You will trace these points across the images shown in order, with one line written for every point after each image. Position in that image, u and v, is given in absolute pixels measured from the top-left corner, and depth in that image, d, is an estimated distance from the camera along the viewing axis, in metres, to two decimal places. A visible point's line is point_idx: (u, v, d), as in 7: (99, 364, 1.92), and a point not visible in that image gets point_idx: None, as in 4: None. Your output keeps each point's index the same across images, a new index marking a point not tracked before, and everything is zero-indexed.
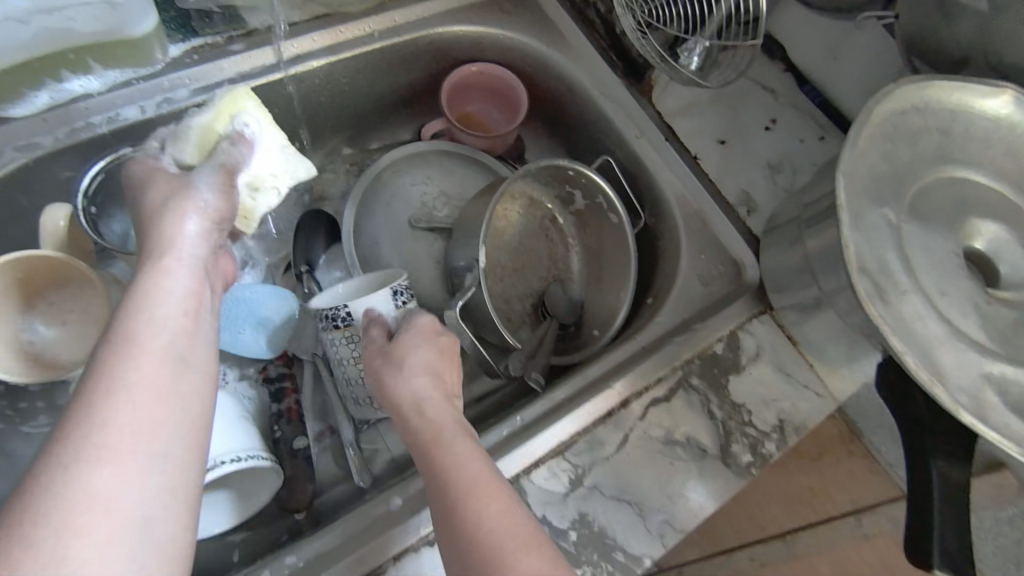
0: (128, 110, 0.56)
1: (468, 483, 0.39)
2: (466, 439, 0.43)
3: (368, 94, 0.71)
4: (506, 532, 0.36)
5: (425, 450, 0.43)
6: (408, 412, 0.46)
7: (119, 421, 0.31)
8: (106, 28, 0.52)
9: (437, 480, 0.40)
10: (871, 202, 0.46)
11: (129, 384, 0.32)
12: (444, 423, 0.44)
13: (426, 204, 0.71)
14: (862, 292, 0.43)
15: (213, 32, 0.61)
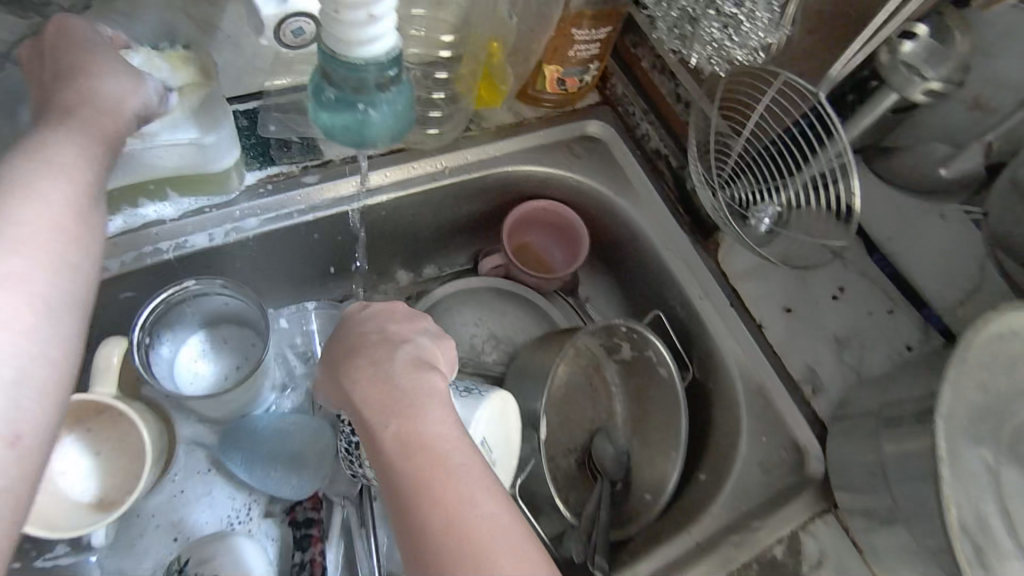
0: (197, 237, 0.57)
1: (431, 479, 0.38)
2: (439, 404, 0.42)
3: (430, 223, 0.70)
4: (480, 534, 0.37)
5: (392, 437, 0.40)
6: (369, 380, 0.44)
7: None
8: (186, 163, 0.53)
9: (407, 476, 0.38)
10: (968, 442, 0.43)
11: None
12: (410, 393, 0.42)
13: (477, 343, 0.70)
14: (961, 558, 0.39)
15: (291, 162, 0.61)
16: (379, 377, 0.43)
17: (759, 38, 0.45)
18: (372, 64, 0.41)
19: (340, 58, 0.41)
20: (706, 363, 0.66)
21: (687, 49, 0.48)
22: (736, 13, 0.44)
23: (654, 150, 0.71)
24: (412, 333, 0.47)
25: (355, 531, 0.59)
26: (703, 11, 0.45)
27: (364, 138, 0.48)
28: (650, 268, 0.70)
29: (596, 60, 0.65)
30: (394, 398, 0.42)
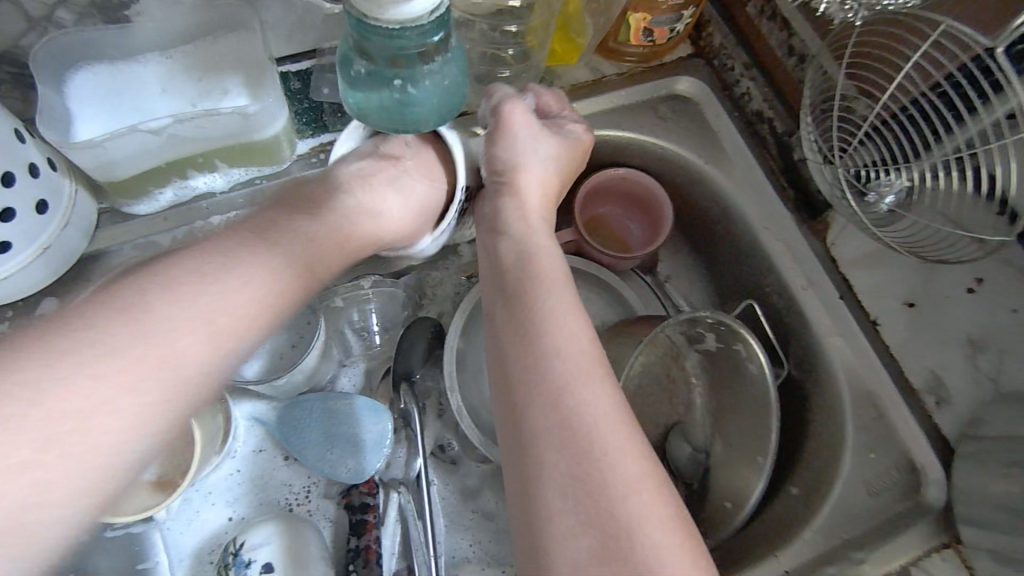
0: (247, 211, 0.53)
1: (608, 465, 0.33)
2: (601, 387, 0.36)
3: None
4: (649, 516, 0.32)
5: (542, 394, 0.35)
6: (533, 338, 0.37)
7: (56, 394, 0.32)
8: (236, 132, 0.49)
9: (556, 438, 0.34)
10: None
11: (101, 359, 0.33)
12: (573, 369, 0.36)
13: None
14: None
15: (345, 128, 0.55)
16: (545, 334, 0.37)
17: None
18: (409, 30, 0.37)
19: (374, 24, 0.36)
20: (805, 363, 0.58)
21: None
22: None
23: (756, 111, 0.61)
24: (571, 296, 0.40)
25: (409, 527, 0.56)
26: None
27: (407, 108, 0.44)
28: (743, 249, 0.62)
29: (692, 6, 0.56)
30: (539, 349, 0.36)
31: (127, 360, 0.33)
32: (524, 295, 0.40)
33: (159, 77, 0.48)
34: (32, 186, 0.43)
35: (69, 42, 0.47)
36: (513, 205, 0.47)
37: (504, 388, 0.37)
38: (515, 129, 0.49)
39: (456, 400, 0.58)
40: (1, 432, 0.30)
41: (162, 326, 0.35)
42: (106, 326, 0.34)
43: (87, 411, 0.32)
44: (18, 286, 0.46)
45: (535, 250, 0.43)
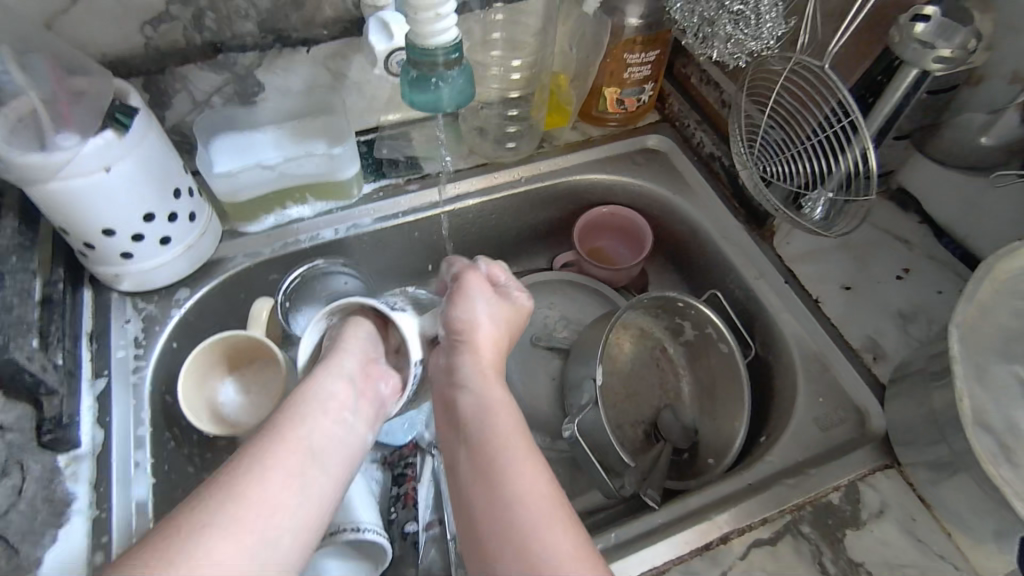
0: (327, 231, 0.72)
1: (537, 531, 0.39)
2: (527, 466, 0.42)
3: (512, 227, 0.82)
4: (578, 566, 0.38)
5: (481, 483, 0.41)
6: (499, 505, 0.40)
7: (252, 515, 0.38)
8: (322, 172, 0.70)
9: (492, 526, 0.40)
10: (1000, 358, 0.49)
11: (246, 482, 0.39)
12: (501, 455, 0.42)
13: (549, 325, 0.78)
14: (983, 450, 0.46)
15: (399, 175, 0.76)
16: (508, 486, 0.41)
17: (768, 28, 0.58)
18: (438, 49, 0.55)
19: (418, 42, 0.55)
20: (767, 340, 0.69)
21: (709, 47, 0.61)
22: (743, 10, 0.57)
23: (709, 153, 0.79)
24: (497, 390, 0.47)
25: (441, 488, 0.66)
26: (717, 14, 0.58)
27: (437, 104, 0.59)
28: (710, 256, 0.76)
29: (650, 81, 0.77)
30: (482, 442, 0.43)
31: (256, 481, 0.39)
32: (479, 417, 0.45)
33: (272, 139, 0.68)
34: (189, 202, 0.62)
35: (218, 116, 0.69)
36: (470, 360, 0.49)
37: (480, 535, 0.40)
38: (468, 302, 0.52)
39: None
40: (220, 524, 0.37)
41: (301, 441, 0.42)
42: (269, 448, 0.41)
43: (277, 508, 0.39)
44: (170, 274, 0.64)
45: (490, 401, 0.46)
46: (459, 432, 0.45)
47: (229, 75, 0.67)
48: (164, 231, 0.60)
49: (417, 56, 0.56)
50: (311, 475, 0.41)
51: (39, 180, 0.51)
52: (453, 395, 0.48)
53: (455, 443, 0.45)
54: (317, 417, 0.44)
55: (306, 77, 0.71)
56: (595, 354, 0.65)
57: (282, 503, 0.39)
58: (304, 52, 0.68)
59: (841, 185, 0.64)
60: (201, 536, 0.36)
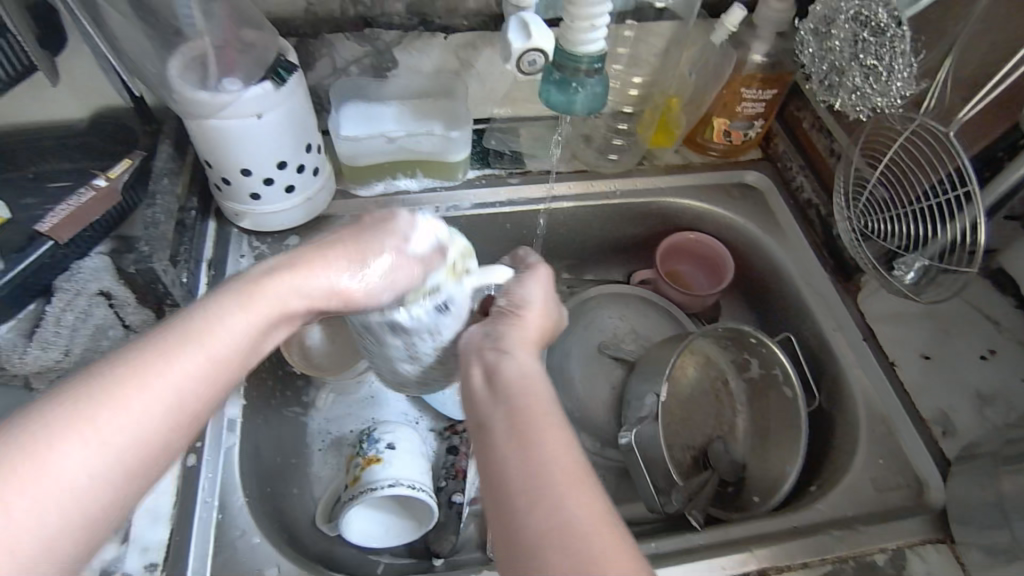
0: (428, 207, 0.76)
1: (565, 515, 0.36)
2: (559, 435, 0.40)
3: (597, 235, 0.84)
4: (611, 559, 0.34)
5: (516, 439, 0.40)
6: (534, 459, 0.38)
7: (158, 378, 0.37)
8: (438, 151, 0.74)
9: (518, 498, 0.37)
10: None
11: (124, 397, 0.36)
12: (535, 416, 0.41)
13: (617, 335, 0.78)
14: None
15: (502, 166, 0.80)
16: (543, 447, 0.39)
17: (897, 86, 0.59)
18: (585, 58, 0.61)
19: (569, 50, 0.61)
20: (833, 393, 0.69)
21: (833, 96, 0.62)
22: (875, 65, 0.58)
23: (806, 200, 0.80)
24: (530, 362, 0.48)
25: None
26: (850, 64, 0.59)
27: (569, 105, 0.64)
28: (789, 300, 0.76)
29: (761, 118, 0.78)
30: (521, 395, 0.43)
31: (156, 373, 0.37)
32: (526, 388, 0.44)
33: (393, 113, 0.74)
34: (316, 157, 0.67)
35: (350, 85, 0.75)
36: (516, 331, 0.51)
37: (506, 506, 0.37)
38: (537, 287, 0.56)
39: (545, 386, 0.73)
40: (117, 386, 0.36)
41: (211, 344, 0.40)
42: (164, 344, 0.38)
43: (163, 397, 0.37)
44: (284, 221, 0.69)
45: (529, 370, 0.46)
46: (499, 392, 0.44)
47: (370, 49, 0.73)
48: (289, 179, 0.66)
49: (563, 59, 0.63)
50: (188, 390, 0.38)
51: (198, 116, 0.57)
52: (495, 359, 0.47)
53: (488, 396, 0.44)
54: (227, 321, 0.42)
55: (436, 61, 0.75)
56: (662, 371, 0.67)
57: (180, 388, 0.38)
58: (442, 37, 0.73)
59: (941, 253, 0.63)
60: (86, 399, 0.35)
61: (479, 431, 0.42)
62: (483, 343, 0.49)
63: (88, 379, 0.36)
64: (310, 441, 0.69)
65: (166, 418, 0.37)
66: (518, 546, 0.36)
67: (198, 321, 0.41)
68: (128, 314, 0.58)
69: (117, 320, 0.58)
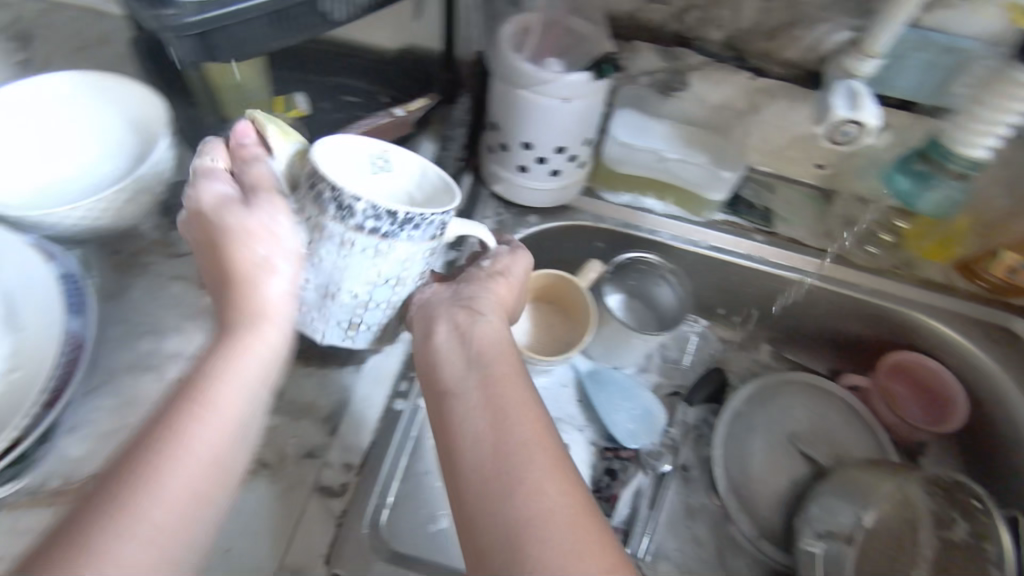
0: (666, 234, 0.75)
1: (526, 469, 0.42)
2: (520, 396, 0.46)
3: (818, 322, 0.78)
4: (559, 506, 0.40)
5: (484, 406, 0.45)
6: (499, 421, 0.44)
7: (191, 465, 0.38)
8: (698, 185, 0.72)
9: (478, 459, 0.43)
10: None
11: (156, 475, 0.37)
12: (503, 385, 0.47)
13: (809, 433, 0.73)
14: None
15: (750, 219, 0.76)
16: (508, 424, 0.44)
17: None
18: (960, 160, 0.62)
19: (948, 149, 0.62)
20: None
21: None
22: None
23: None
24: (491, 310, 0.53)
25: (638, 509, 0.67)
26: None
27: (911, 198, 0.67)
28: None
29: None
30: (481, 362, 0.48)
31: (181, 456, 0.38)
32: (483, 356, 0.49)
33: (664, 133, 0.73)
34: (587, 151, 0.68)
35: (632, 95, 0.74)
36: (495, 288, 0.54)
37: (473, 473, 0.42)
38: (518, 262, 0.56)
39: (720, 449, 0.71)
40: (128, 515, 0.35)
41: (215, 424, 0.40)
42: (171, 444, 0.38)
43: (199, 484, 0.38)
44: (535, 199, 0.71)
45: (496, 334, 0.51)
46: (471, 356, 0.49)
47: (669, 66, 0.72)
48: (558, 164, 0.67)
49: (938, 154, 0.63)
50: (218, 473, 0.39)
51: (516, 84, 0.60)
52: (464, 319, 0.51)
53: (456, 368, 0.49)
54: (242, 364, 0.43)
55: (726, 96, 0.73)
56: (880, 496, 0.62)
57: (220, 461, 0.40)
58: (745, 77, 0.70)
59: None
60: (110, 529, 0.35)
61: (442, 403, 0.47)
62: (453, 298, 0.53)
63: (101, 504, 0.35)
64: None
65: (210, 496, 0.39)
66: (496, 512, 0.40)
67: (219, 373, 0.42)
68: None
69: None
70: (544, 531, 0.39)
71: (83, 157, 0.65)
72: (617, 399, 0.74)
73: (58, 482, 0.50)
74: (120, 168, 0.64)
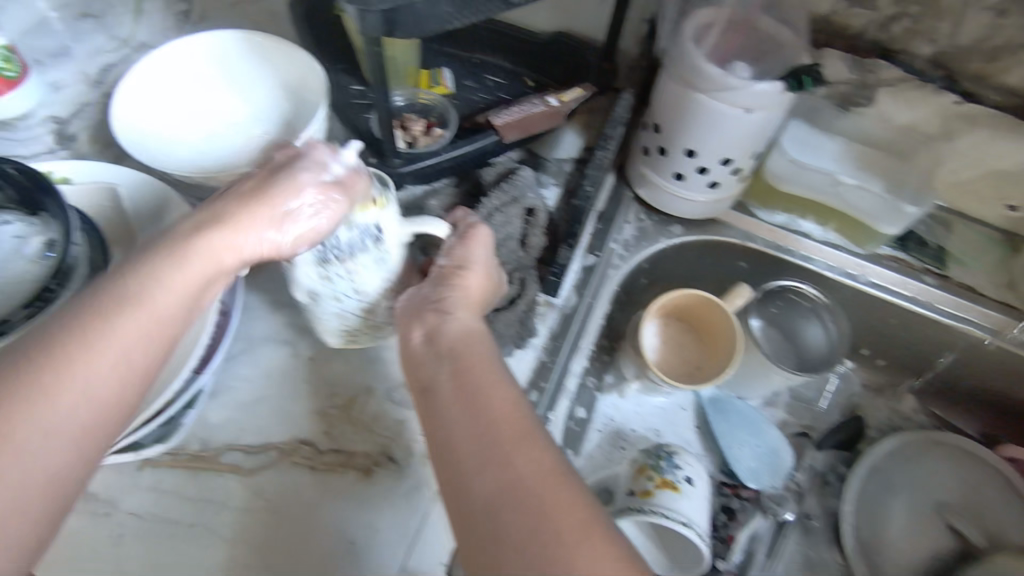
0: (821, 263, 0.68)
1: (517, 469, 0.36)
2: (507, 388, 0.41)
3: (983, 380, 0.69)
4: (562, 506, 0.35)
5: (462, 395, 0.40)
6: (482, 420, 0.39)
7: (78, 381, 0.35)
8: (869, 216, 0.64)
9: (464, 467, 0.37)
10: None
11: (46, 382, 0.34)
12: (485, 377, 0.41)
13: (955, 504, 0.65)
14: None
15: (918, 258, 0.68)
16: (487, 414, 0.39)
17: None
18: None
19: None
20: None
21: None
22: None
23: None
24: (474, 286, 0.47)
25: (755, 556, 0.63)
26: None
27: None
28: None
29: None
30: (463, 355, 0.43)
31: (66, 387, 0.34)
32: (469, 349, 0.43)
33: (833, 151, 0.67)
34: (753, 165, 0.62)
35: (805, 104, 0.68)
36: (456, 301, 0.46)
37: (460, 484, 0.37)
38: (475, 246, 0.49)
39: (851, 505, 0.66)
40: (14, 446, 0.32)
41: (110, 351, 0.36)
42: (65, 366, 0.34)
43: (100, 399, 0.35)
44: (684, 210, 0.66)
45: (470, 323, 0.45)
46: (443, 353, 0.43)
47: (857, 78, 0.64)
48: (719, 177, 0.62)
49: None
50: (110, 391, 0.36)
51: (696, 89, 0.56)
52: (426, 329, 0.45)
53: (428, 359, 0.44)
54: (177, 275, 0.39)
55: (916, 118, 0.65)
56: None
57: (114, 394, 0.36)
58: (948, 100, 0.62)
59: None
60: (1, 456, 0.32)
61: (426, 398, 0.42)
62: (422, 300, 0.46)
63: None
64: (593, 416, 0.68)
65: (88, 415, 0.35)
66: (486, 514, 0.35)
67: (116, 305, 0.37)
68: (533, 236, 0.59)
69: (521, 236, 0.59)
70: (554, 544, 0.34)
71: (233, 115, 0.64)
72: (741, 434, 0.68)
73: (198, 446, 0.51)
74: (269, 132, 0.63)
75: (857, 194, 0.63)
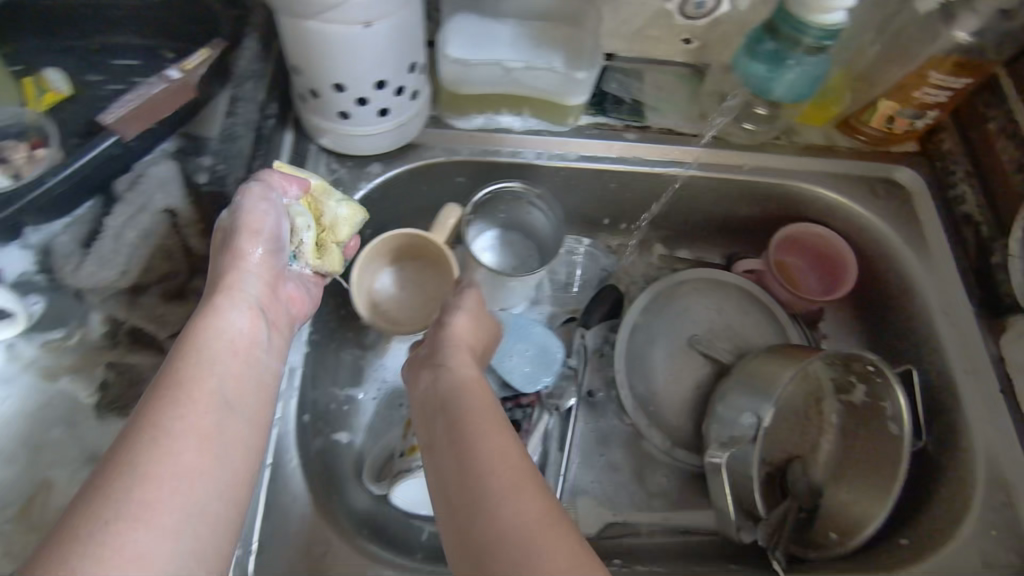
0: (529, 152, 0.66)
1: (491, 457, 0.40)
2: (479, 394, 0.46)
3: (709, 209, 0.73)
4: (528, 488, 0.38)
5: (443, 401, 0.46)
6: (461, 423, 0.43)
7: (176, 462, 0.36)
8: (554, 92, 0.63)
9: (453, 461, 0.41)
10: None
11: (152, 466, 0.35)
12: (460, 389, 0.47)
13: (712, 331, 0.70)
14: None
15: (619, 117, 0.69)
16: (477, 449, 0.41)
17: None
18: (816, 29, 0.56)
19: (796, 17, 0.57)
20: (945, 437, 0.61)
21: None
22: None
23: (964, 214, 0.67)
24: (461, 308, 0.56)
25: (548, 452, 0.63)
26: None
27: (768, 83, 0.63)
28: (914, 323, 0.67)
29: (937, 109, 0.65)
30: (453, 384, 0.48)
31: (161, 467, 0.35)
32: (453, 388, 0.46)
33: (510, 34, 0.62)
34: (416, 78, 0.57)
35: None
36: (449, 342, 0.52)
37: (446, 466, 0.41)
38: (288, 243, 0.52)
39: (621, 369, 0.67)
40: (137, 512, 0.33)
41: (184, 436, 0.37)
42: (153, 446, 0.36)
43: (211, 483, 0.37)
44: (372, 145, 0.61)
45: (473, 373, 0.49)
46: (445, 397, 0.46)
47: None
48: (385, 102, 0.56)
49: (792, 26, 0.58)
50: (217, 468, 0.37)
51: (301, 15, 0.48)
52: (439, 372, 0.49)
53: (437, 427, 0.45)
54: (194, 388, 0.39)
55: None
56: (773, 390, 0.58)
57: (227, 487, 0.37)
58: None
59: None
60: (135, 510, 0.33)
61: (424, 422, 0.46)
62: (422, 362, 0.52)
63: (110, 483, 0.34)
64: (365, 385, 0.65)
65: (204, 495, 0.36)
66: (468, 494, 0.39)
67: (160, 398, 0.38)
68: None
69: None
70: (515, 532, 0.36)
71: None
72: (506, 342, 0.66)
73: None
74: None
75: (534, 74, 0.61)
